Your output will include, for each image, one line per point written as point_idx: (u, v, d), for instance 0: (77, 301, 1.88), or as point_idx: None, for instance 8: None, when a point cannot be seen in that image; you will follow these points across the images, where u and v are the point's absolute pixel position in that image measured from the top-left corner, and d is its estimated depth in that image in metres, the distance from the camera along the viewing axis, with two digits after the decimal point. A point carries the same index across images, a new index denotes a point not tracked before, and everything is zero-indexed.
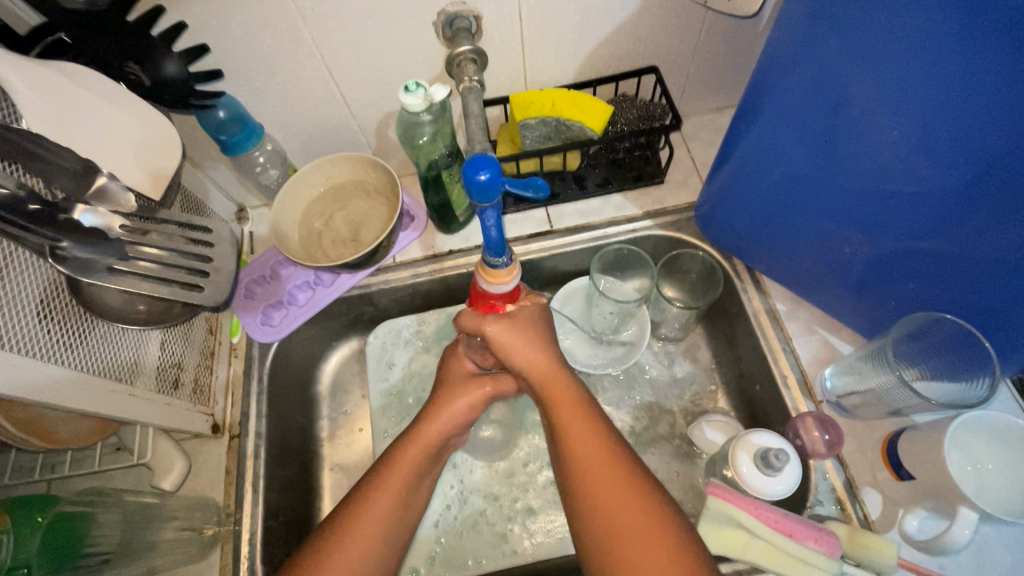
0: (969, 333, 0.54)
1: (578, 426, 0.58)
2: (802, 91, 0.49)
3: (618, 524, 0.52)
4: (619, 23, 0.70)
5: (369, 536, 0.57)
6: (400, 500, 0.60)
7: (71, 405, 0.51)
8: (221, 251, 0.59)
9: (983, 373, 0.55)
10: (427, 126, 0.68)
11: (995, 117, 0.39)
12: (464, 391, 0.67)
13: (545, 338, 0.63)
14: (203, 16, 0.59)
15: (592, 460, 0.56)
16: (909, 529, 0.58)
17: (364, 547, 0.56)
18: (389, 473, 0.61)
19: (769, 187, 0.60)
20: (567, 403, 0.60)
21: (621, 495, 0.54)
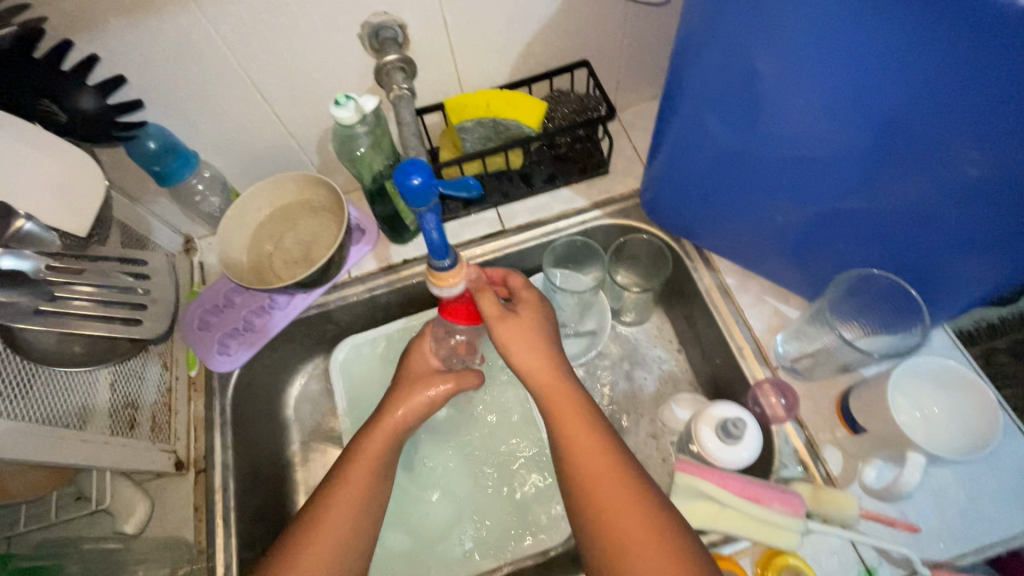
0: (900, 286, 0.57)
1: (584, 441, 0.55)
2: (714, 70, 0.50)
3: (619, 540, 0.49)
4: (544, 21, 0.71)
5: (330, 532, 0.56)
6: (363, 498, 0.59)
7: (21, 458, 0.49)
8: (159, 282, 0.58)
9: (915, 320, 0.58)
10: (364, 137, 0.67)
11: (891, 79, 0.41)
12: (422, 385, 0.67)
13: (547, 345, 0.62)
14: (119, 47, 0.57)
15: (598, 472, 0.53)
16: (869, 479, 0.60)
17: (334, 533, 0.56)
18: (373, 430, 0.64)
19: (704, 165, 0.61)
20: (560, 406, 0.58)
21: (624, 513, 0.50)
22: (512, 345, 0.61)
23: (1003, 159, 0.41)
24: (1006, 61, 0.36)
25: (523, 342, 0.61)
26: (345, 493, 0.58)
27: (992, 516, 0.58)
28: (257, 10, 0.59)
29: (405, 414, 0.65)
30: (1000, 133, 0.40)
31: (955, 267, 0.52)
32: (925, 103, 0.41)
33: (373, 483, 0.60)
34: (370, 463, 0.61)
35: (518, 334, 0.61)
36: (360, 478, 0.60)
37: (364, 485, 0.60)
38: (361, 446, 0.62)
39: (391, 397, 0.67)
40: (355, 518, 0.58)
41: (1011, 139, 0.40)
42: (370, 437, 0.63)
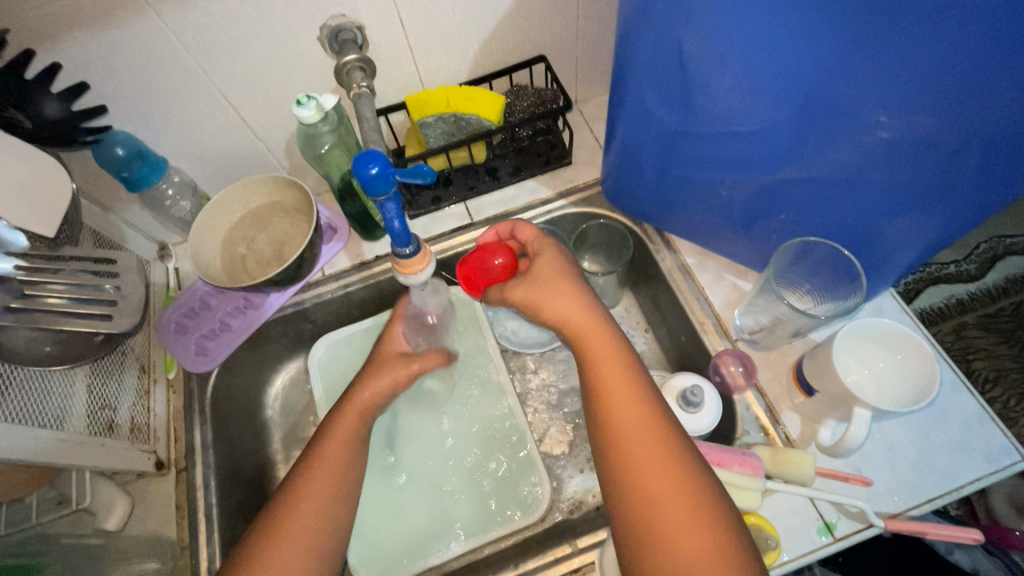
0: (834, 248, 0.61)
1: (622, 391, 0.54)
2: (649, 54, 0.53)
3: (652, 490, 0.49)
4: (498, 18, 0.74)
5: (311, 500, 0.58)
6: (340, 468, 0.61)
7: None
8: (128, 279, 0.59)
9: (852, 277, 0.62)
10: (327, 135, 0.69)
11: (804, 48, 0.44)
12: (394, 364, 0.70)
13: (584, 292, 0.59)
14: (83, 57, 0.59)
15: (634, 421, 0.52)
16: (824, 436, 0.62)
17: (314, 501, 0.58)
18: (346, 405, 0.66)
19: (653, 147, 0.64)
20: (603, 353, 0.56)
21: (659, 465, 0.50)
22: (548, 302, 0.57)
23: (912, 122, 0.45)
24: (917, 21, 0.39)
25: (557, 288, 0.58)
26: (323, 463, 0.61)
27: (940, 467, 0.61)
28: (217, 17, 0.61)
29: (374, 392, 0.68)
30: (915, 95, 0.43)
31: (885, 228, 0.55)
32: (842, 70, 0.44)
33: (348, 454, 0.63)
34: (348, 436, 0.64)
35: (552, 279, 0.58)
36: (336, 451, 0.62)
37: (341, 455, 0.62)
38: (336, 419, 0.65)
39: (362, 377, 0.70)
40: (334, 487, 0.60)
41: (921, 101, 0.43)
42: (342, 412, 0.66)
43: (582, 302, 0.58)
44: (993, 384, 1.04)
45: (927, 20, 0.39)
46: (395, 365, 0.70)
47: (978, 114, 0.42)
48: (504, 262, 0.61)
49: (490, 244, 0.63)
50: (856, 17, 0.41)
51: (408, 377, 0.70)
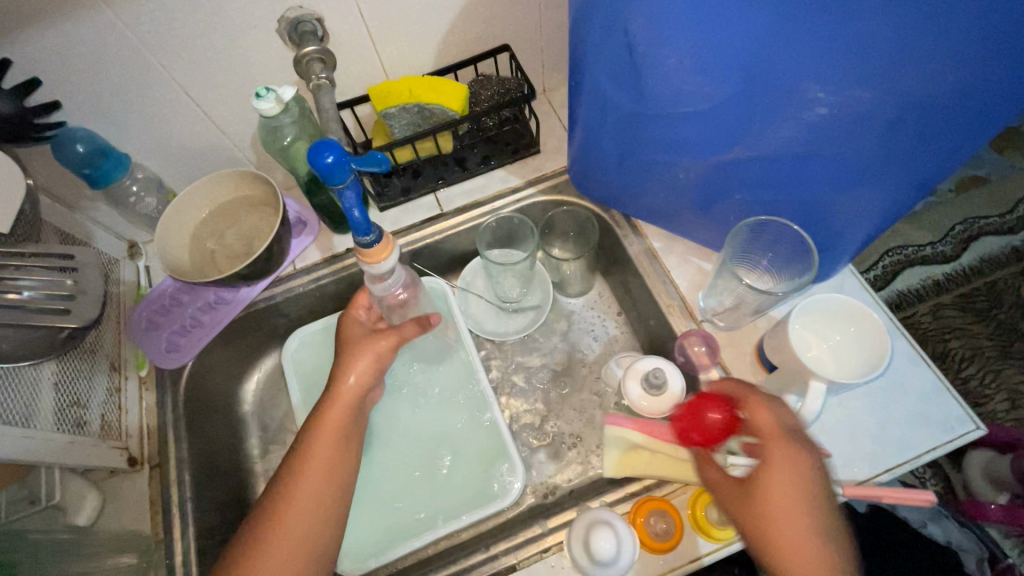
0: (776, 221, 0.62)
1: None
2: (598, 36, 0.53)
3: None
4: (459, 7, 0.74)
5: (304, 503, 0.59)
6: (331, 466, 0.62)
7: None
8: (87, 273, 0.60)
9: (799, 242, 0.63)
10: (289, 127, 0.69)
11: (742, 25, 0.45)
12: (368, 342, 0.68)
13: (822, 530, 0.47)
14: (36, 53, 0.59)
15: None
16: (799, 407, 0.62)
17: (307, 503, 0.59)
18: (330, 401, 0.65)
19: (612, 132, 0.65)
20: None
21: None
22: (784, 529, 0.47)
23: (847, 95, 0.46)
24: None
25: (793, 518, 0.47)
26: (314, 463, 0.61)
27: (897, 439, 0.63)
28: (171, 10, 0.61)
29: (357, 379, 0.66)
30: (849, 66, 0.44)
31: (834, 203, 0.57)
32: (780, 44, 0.45)
33: (337, 450, 0.63)
34: (332, 437, 0.64)
35: (789, 503, 0.48)
36: (325, 448, 0.62)
37: (330, 454, 0.62)
38: (321, 415, 0.65)
39: (339, 363, 0.68)
40: (326, 486, 0.61)
41: (855, 72, 0.44)
42: (328, 409, 0.65)
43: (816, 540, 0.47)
44: (968, 362, 1.07)
45: None
46: (368, 344, 0.67)
47: (908, 83, 0.43)
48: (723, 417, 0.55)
49: (710, 394, 0.56)
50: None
51: (388, 349, 0.68)
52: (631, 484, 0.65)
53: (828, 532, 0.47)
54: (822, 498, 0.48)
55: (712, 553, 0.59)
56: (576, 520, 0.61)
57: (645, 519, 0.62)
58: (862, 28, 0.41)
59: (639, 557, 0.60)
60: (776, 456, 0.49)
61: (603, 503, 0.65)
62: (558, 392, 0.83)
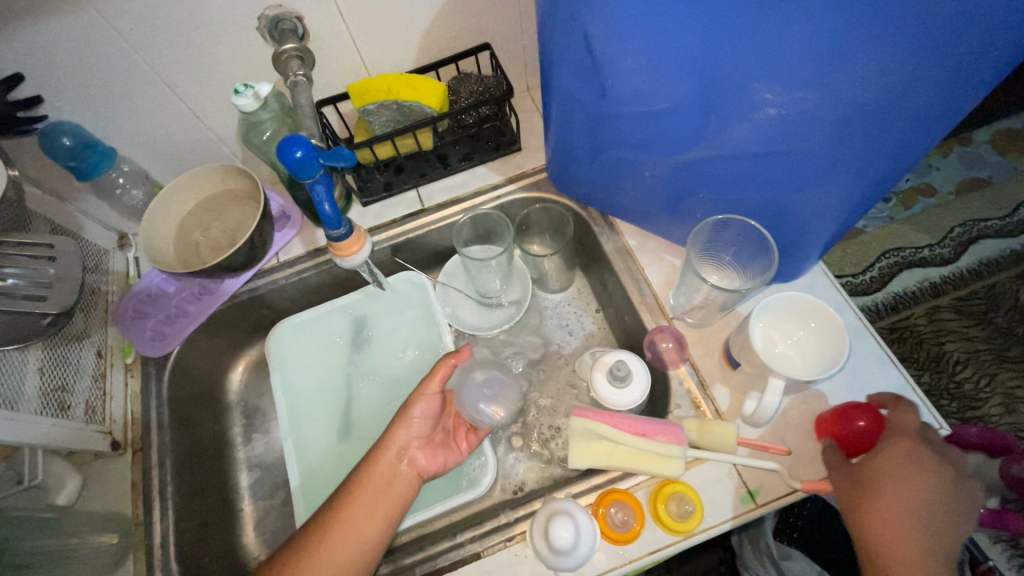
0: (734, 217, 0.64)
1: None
2: (560, 36, 0.55)
3: None
4: (439, 7, 0.76)
5: (334, 550, 0.61)
6: (370, 516, 0.64)
7: None
8: (64, 264, 0.64)
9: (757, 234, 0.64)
10: (267, 123, 0.71)
11: (694, 27, 0.46)
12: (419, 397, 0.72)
13: (914, 514, 0.53)
14: (20, 48, 0.61)
15: None
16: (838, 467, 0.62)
17: (337, 552, 0.61)
18: (376, 454, 0.69)
19: (582, 131, 0.66)
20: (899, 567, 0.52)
21: None
22: (870, 503, 0.54)
23: (794, 97, 0.47)
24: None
25: (878, 498, 0.54)
26: (353, 511, 0.64)
27: None
28: (155, 8, 0.63)
29: (405, 434, 0.70)
30: (793, 68, 0.45)
31: (793, 202, 0.58)
32: (728, 47, 0.46)
33: (375, 498, 0.65)
34: (375, 489, 0.66)
35: (876, 481, 0.55)
36: (365, 498, 0.65)
37: (370, 502, 0.65)
38: (370, 467, 0.68)
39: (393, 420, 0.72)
40: (362, 536, 0.63)
41: (800, 73, 0.45)
42: (375, 460, 0.68)
43: (903, 518, 0.53)
44: (963, 365, 1.05)
45: None
46: (419, 399, 0.71)
47: (850, 84, 0.44)
48: (870, 424, 0.60)
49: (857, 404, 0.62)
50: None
51: (430, 401, 0.72)
52: (597, 477, 0.66)
53: (920, 513, 0.53)
54: (919, 491, 0.54)
55: (670, 546, 0.60)
56: (539, 511, 0.63)
57: (606, 510, 0.63)
58: (804, 32, 0.42)
59: (599, 547, 0.61)
60: (892, 445, 0.56)
61: (568, 494, 0.66)
62: (535, 386, 0.85)
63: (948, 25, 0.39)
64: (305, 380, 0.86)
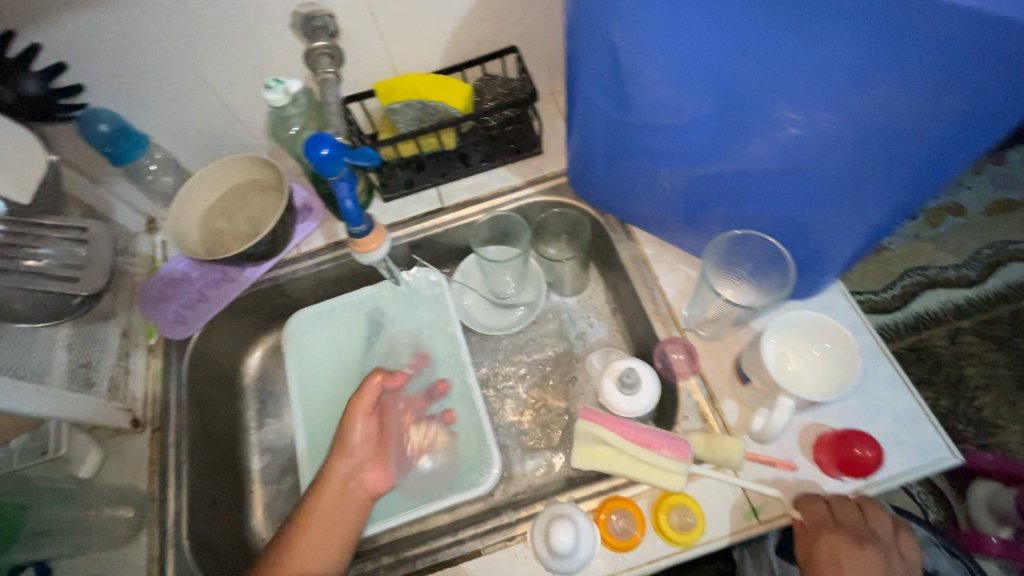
0: (753, 234, 0.64)
1: None
2: (586, 46, 0.55)
3: None
4: (467, 9, 0.76)
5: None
6: (321, 536, 0.66)
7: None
8: (96, 246, 0.65)
9: (773, 251, 0.64)
10: (296, 118, 0.72)
11: (718, 45, 0.46)
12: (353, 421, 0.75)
13: None
14: (63, 37, 0.63)
15: None
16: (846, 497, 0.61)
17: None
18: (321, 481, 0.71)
19: (602, 140, 0.67)
20: None
21: None
22: None
23: (817, 117, 0.47)
24: (802, 18, 0.41)
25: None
26: (304, 539, 0.65)
27: None
28: (191, 1, 0.64)
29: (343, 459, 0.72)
30: (814, 91, 0.45)
31: (810, 220, 0.58)
32: (750, 66, 0.46)
33: (324, 520, 0.67)
34: (321, 516, 0.67)
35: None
36: (315, 524, 0.66)
37: (318, 528, 0.66)
38: (316, 493, 0.69)
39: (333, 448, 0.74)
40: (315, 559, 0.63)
41: (821, 95, 0.45)
42: (321, 485, 0.70)
43: None
44: (984, 391, 1.03)
45: (821, 16, 0.40)
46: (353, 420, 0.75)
47: (870, 109, 0.44)
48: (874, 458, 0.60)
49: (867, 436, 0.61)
50: (752, 16, 0.43)
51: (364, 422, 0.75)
52: (601, 483, 0.67)
53: None
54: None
55: (669, 556, 0.61)
56: (540, 514, 0.64)
57: (608, 516, 0.64)
58: (825, 55, 0.42)
59: (598, 553, 0.62)
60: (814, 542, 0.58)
61: (571, 498, 0.67)
62: (543, 389, 0.85)
63: (971, 60, 0.38)
64: (319, 369, 0.87)
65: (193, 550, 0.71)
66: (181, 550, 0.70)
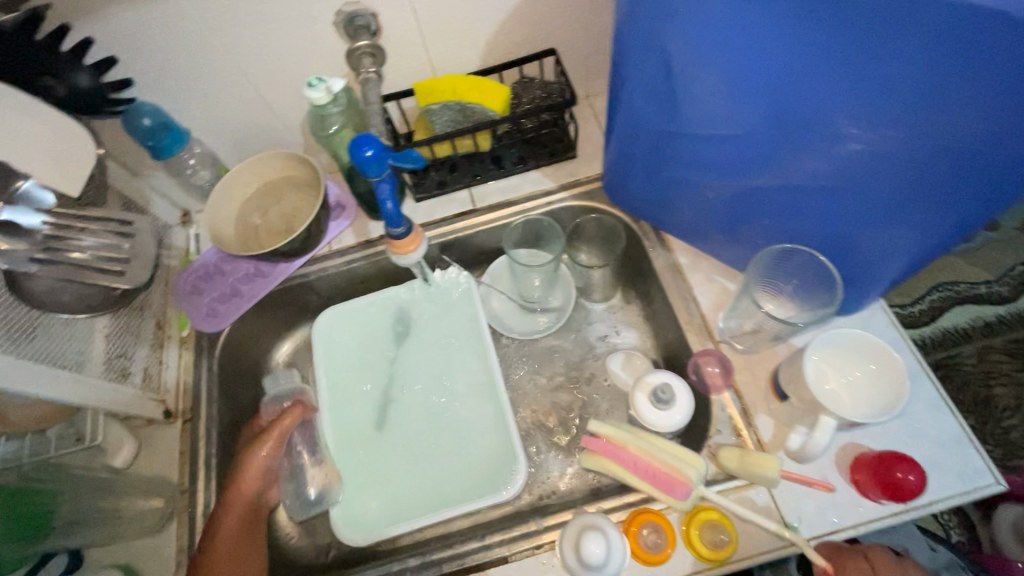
0: (801, 249, 0.63)
1: None
2: (637, 55, 0.55)
3: None
4: (509, 11, 0.76)
5: None
6: (236, 552, 0.65)
7: (36, 390, 0.58)
8: (141, 241, 0.68)
9: (821, 267, 0.63)
10: (336, 117, 0.73)
11: (779, 58, 0.45)
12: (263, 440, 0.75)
13: None
14: (113, 32, 0.64)
15: None
16: (884, 521, 0.60)
17: None
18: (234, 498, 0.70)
19: (645, 148, 0.66)
20: None
21: None
22: None
23: (878, 134, 0.46)
24: (875, 31, 0.40)
25: None
26: (222, 555, 0.64)
27: None
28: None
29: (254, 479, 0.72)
30: (880, 106, 0.44)
31: (859, 237, 0.57)
32: (814, 78, 0.45)
33: (238, 538, 0.67)
34: (235, 534, 0.67)
35: None
36: (229, 542, 0.66)
37: (234, 546, 0.66)
38: (225, 509, 0.69)
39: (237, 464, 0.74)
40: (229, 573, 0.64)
41: (887, 112, 0.44)
42: (229, 503, 0.69)
43: None
44: (1017, 413, 1.00)
45: (892, 33, 0.39)
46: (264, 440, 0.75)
47: (941, 126, 0.42)
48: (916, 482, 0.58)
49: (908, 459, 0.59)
50: (822, 27, 0.42)
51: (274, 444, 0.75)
52: (631, 495, 0.66)
53: None
54: None
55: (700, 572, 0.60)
56: (570, 523, 0.63)
57: (638, 529, 0.63)
58: (893, 72, 0.41)
59: (628, 565, 0.61)
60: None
61: (600, 509, 0.66)
62: (570, 395, 0.84)
63: None
64: (346, 367, 0.87)
65: None
66: (209, 542, 0.70)
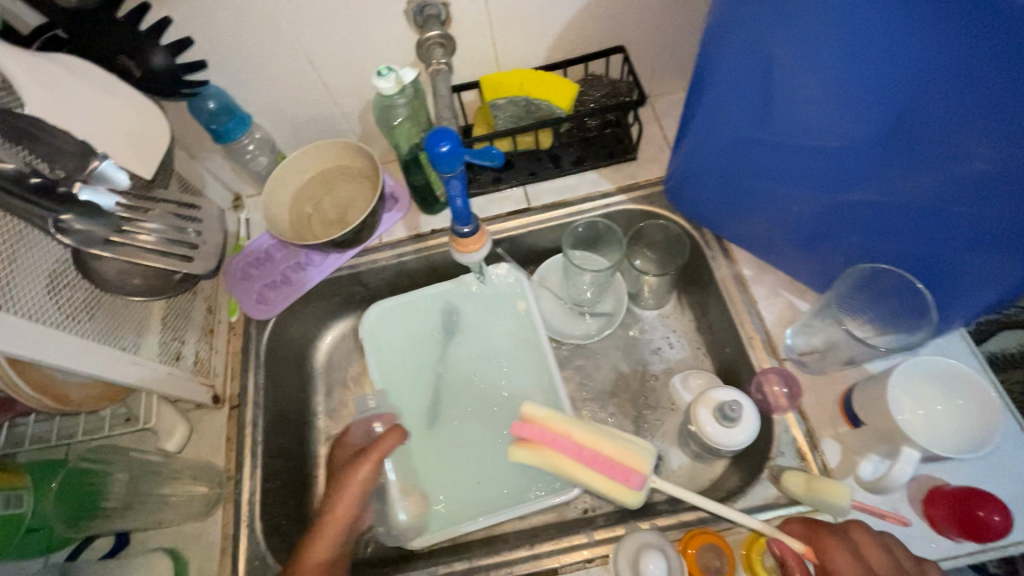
0: (895, 272, 0.59)
1: None
2: (735, 58, 0.52)
3: None
4: (582, 6, 0.73)
5: None
6: None
7: (93, 370, 0.58)
8: (209, 226, 0.65)
9: (912, 293, 0.59)
10: (402, 109, 0.72)
11: (904, 69, 0.42)
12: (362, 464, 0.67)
13: None
14: (187, 13, 0.63)
15: None
16: (958, 559, 0.57)
17: None
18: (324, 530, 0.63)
19: (727, 155, 0.63)
20: None
21: None
22: None
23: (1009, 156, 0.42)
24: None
25: None
26: None
27: None
28: None
29: (345, 508, 0.64)
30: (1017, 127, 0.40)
31: (963, 263, 0.53)
32: (939, 91, 0.42)
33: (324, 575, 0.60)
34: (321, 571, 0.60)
35: None
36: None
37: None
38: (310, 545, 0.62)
39: (331, 491, 0.66)
40: None
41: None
42: (315, 538, 0.62)
43: None
44: None
45: None
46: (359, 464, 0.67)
47: None
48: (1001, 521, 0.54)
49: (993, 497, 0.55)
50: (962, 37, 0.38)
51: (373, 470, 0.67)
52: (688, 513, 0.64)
53: None
54: None
55: None
56: (623, 541, 0.61)
57: (695, 551, 0.60)
58: None
59: None
60: None
61: (655, 526, 0.64)
62: (619, 403, 0.82)
63: None
64: (391, 361, 0.86)
65: (265, 532, 0.70)
66: (253, 532, 0.69)
